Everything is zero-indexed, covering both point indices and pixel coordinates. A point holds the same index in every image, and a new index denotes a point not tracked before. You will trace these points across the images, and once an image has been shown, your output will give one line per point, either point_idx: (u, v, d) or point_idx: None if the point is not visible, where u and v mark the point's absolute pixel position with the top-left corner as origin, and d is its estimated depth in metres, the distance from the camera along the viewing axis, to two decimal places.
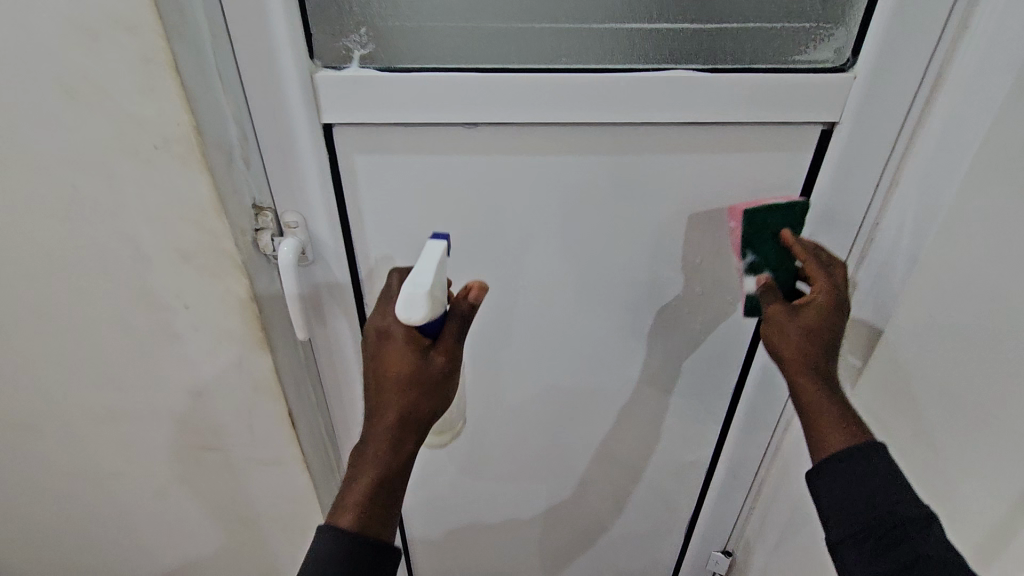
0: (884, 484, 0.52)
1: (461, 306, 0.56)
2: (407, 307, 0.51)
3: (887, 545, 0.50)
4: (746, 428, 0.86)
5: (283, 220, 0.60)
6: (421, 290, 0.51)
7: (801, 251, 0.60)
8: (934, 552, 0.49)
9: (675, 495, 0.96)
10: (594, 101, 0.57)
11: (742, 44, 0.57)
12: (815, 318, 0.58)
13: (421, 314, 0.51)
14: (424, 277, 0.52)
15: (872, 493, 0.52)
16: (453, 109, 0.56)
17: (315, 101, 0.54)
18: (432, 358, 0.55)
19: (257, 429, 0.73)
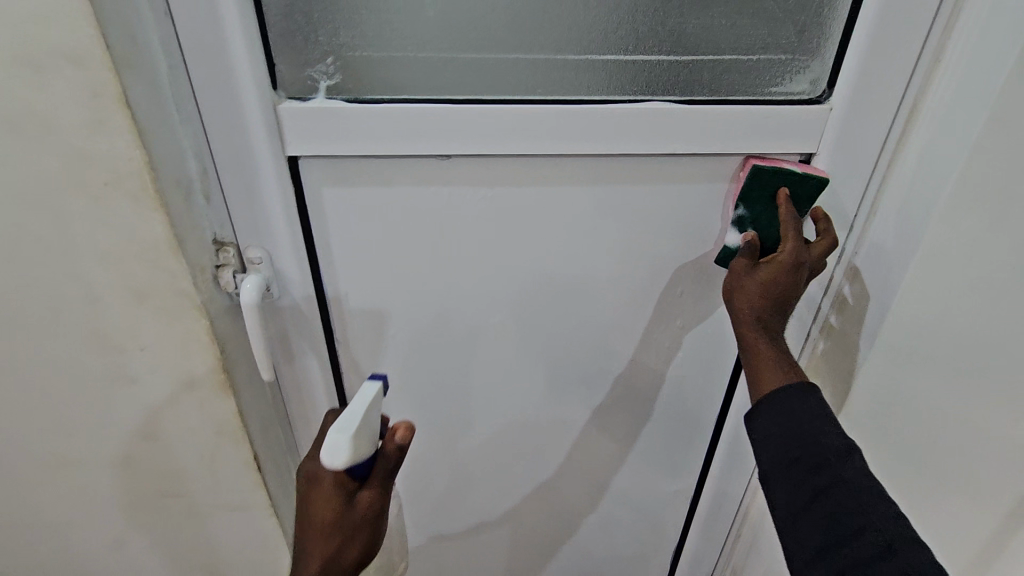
0: (816, 421, 0.53)
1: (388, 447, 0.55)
2: (330, 453, 0.52)
3: (809, 470, 0.51)
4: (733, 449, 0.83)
5: (246, 255, 0.57)
6: (342, 436, 0.52)
7: (784, 211, 0.57)
8: (851, 478, 0.50)
9: (662, 520, 0.93)
10: (570, 132, 0.55)
11: (721, 75, 0.55)
12: (769, 278, 0.57)
13: (340, 460, 0.51)
14: (347, 423, 0.53)
15: (801, 428, 0.53)
16: (423, 141, 0.54)
17: (278, 133, 0.52)
18: (358, 501, 0.55)
19: (221, 474, 0.69)
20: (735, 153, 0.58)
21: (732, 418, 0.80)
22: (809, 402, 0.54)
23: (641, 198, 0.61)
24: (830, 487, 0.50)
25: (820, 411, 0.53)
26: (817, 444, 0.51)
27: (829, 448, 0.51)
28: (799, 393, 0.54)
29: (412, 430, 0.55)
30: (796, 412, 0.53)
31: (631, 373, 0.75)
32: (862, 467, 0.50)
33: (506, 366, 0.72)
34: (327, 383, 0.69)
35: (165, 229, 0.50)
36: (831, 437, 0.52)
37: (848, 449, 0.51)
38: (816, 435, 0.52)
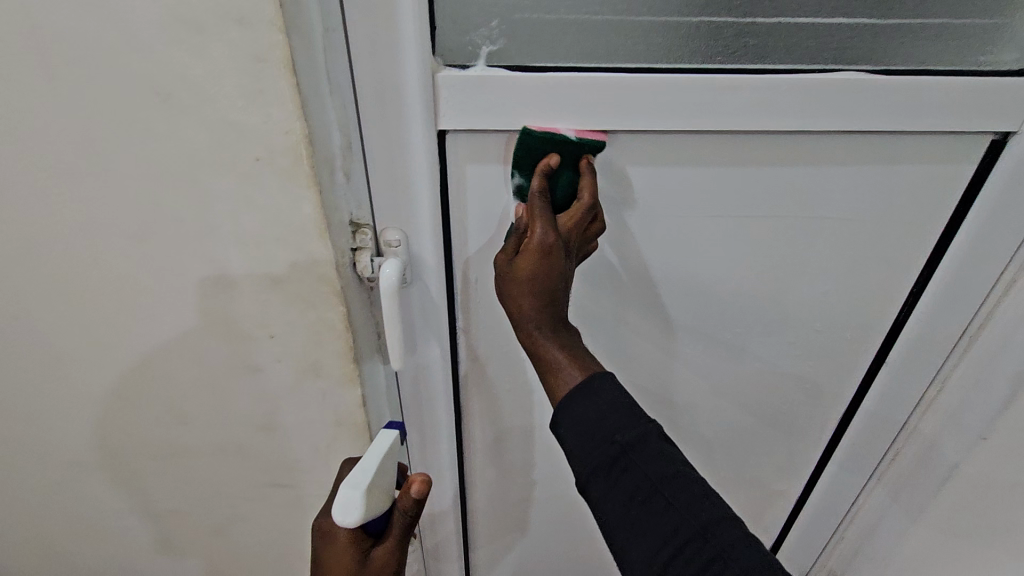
0: (613, 412, 0.46)
1: (404, 502, 0.53)
2: (342, 509, 0.48)
3: (627, 470, 0.45)
4: (868, 430, 0.74)
5: (383, 238, 0.53)
6: (356, 490, 0.48)
7: (538, 186, 0.48)
8: (662, 470, 0.44)
9: (772, 523, 0.88)
10: (749, 108, 0.49)
11: (922, 41, 0.49)
12: (532, 270, 0.48)
13: (354, 516, 0.48)
14: (360, 476, 0.49)
15: (605, 425, 0.46)
16: (587, 116, 0.48)
17: (433, 105, 0.47)
18: (372, 559, 0.54)
19: (333, 466, 0.66)
20: (922, 133, 0.52)
21: (859, 420, 0.74)
22: (601, 399, 0.47)
23: (804, 183, 0.55)
24: (639, 489, 0.44)
25: (620, 401, 0.47)
26: (613, 445, 0.45)
27: (624, 447, 0.45)
28: (585, 392, 0.47)
29: (428, 484, 0.52)
30: (588, 414, 0.46)
31: (756, 372, 0.70)
32: (649, 457, 0.45)
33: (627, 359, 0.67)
34: (446, 374, 0.65)
35: (315, 210, 0.47)
36: (625, 430, 0.45)
37: (638, 440, 0.45)
38: (608, 432, 0.45)
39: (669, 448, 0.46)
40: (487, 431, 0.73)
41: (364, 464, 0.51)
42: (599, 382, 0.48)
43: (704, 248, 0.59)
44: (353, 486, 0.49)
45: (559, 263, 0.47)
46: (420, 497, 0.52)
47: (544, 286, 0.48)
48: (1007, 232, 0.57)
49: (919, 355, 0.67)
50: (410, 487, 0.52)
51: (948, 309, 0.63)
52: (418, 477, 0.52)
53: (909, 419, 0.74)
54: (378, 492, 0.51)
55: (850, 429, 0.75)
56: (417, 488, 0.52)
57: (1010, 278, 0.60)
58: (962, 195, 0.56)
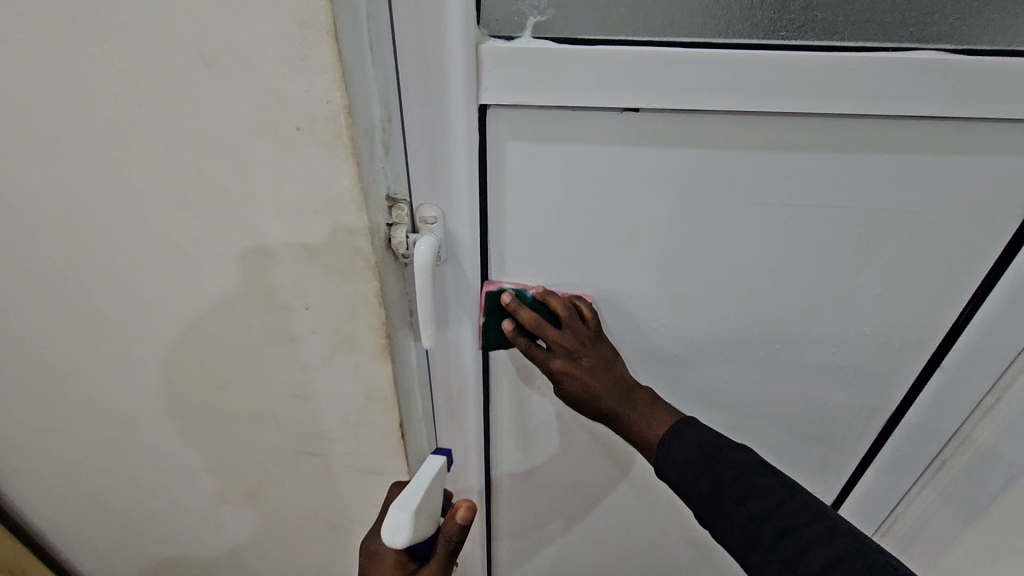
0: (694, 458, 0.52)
1: (450, 527, 0.56)
2: (393, 529, 0.52)
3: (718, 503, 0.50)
4: (929, 413, 0.68)
5: (419, 214, 0.53)
6: (405, 511, 0.52)
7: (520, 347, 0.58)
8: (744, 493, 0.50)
9: None
10: (812, 87, 0.45)
11: (1012, 19, 0.44)
12: (574, 391, 0.57)
13: (403, 538, 0.52)
14: (409, 499, 0.53)
15: (694, 473, 0.52)
16: (635, 94, 0.46)
17: (476, 78, 0.45)
18: None
19: (363, 439, 0.67)
20: (1007, 121, 0.47)
21: (906, 425, 0.70)
22: (673, 456, 0.53)
23: (867, 173, 0.51)
24: (732, 528, 0.50)
25: (693, 452, 0.53)
26: (700, 495, 0.51)
27: (708, 492, 0.51)
28: (663, 454, 0.53)
29: (474, 508, 0.54)
30: (670, 470, 0.53)
31: (798, 372, 0.67)
32: (734, 497, 0.50)
33: (663, 349, 0.65)
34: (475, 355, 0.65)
35: (353, 183, 0.46)
36: (701, 478, 0.51)
37: (714, 483, 0.51)
38: (691, 481, 0.52)
39: (750, 471, 0.51)
40: (516, 417, 0.72)
41: (414, 486, 0.55)
42: (671, 439, 0.53)
43: (752, 238, 0.56)
44: (402, 507, 0.53)
45: (580, 375, 0.56)
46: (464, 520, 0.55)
47: (589, 392, 0.56)
48: None
49: (987, 349, 0.62)
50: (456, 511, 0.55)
51: (1016, 313, 0.59)
52: (462, 502, 0.54)
53: (984, 398, 0.66)
54: (424, 515, 0.55)
55: (908, 412, 0.69)
56: (462, 513, 0.55)
57: None
58: None
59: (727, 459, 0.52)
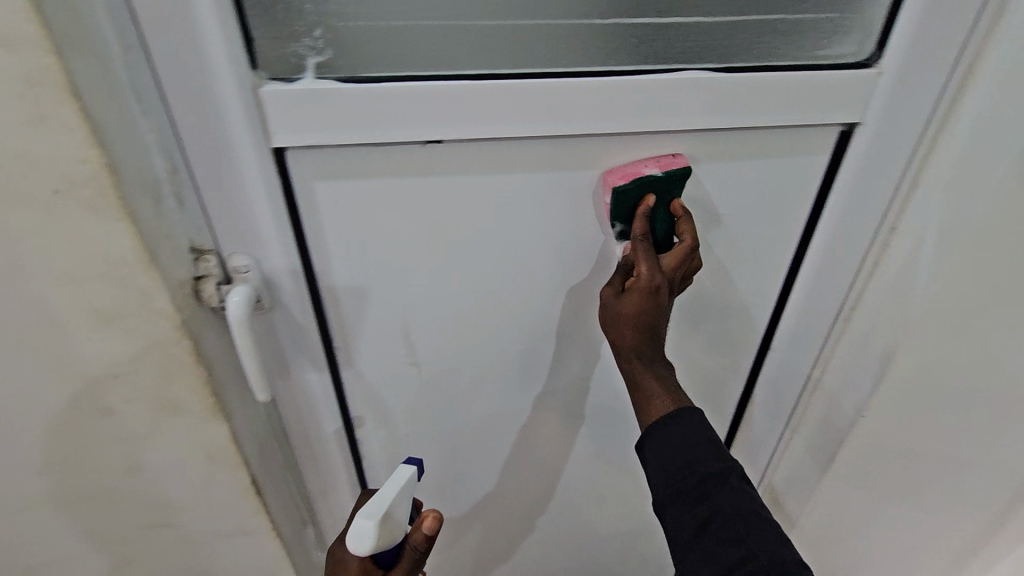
0: (699, 450, 0.54)
1: (415, 536, 0.62)
2: (356, 536, 0.55)
3: (698, 496, 0.53)
4: (772, 391, 0.74)
5: (230, 263, 0.50)
6: (370, 520, 0.56)
7: (639, 228, 0.52)
8: (731, 500, 0.53)
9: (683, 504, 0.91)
10: (597, 110, 0.47)
11: (762, 39, 0.49)
12: (633, 308, 0.53)
13: (366, 545, 0.55)
14: (376, 508, 0.57)
15: (693, 462, 0.54)
16: (430, 127, 0.46)
17: (261, 122, 0.44)
18: None
19: (216, 501, 0.63)
20: (777, 127, 0.52)
21: (750, 414, 0.77)
22: (670, 438, 0.55)
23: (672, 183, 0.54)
24: (712, 517, 0.53)
25: (698, 434, 0.55)
26: (694, 473, 0.54)
27: (706, 476, 0.54)
28: (675, 421, 0.55)
29: (439, 519, 0.61)
30: (675, 440, 0.55)
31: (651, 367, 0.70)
32: (729, 493, 0.53)
33: (520, 363, 0.67)
34: (327, 395, 0.63)
35: (134, 242, 0.43)
36: (706, 463, 0.54)
37: (722, 473, 0.54)
38: (696, 459, 0.54)
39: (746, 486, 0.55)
40: (385, 448, 0.71)
41: (382, 496, 0.59)
42: (687, 414, 0.56)
43: (582, 254, 0.58)
44: (368, 516, 0.56)
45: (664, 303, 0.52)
46: (431, 531, 0.61)
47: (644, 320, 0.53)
48: (866, 211, 0.58)
49: (805, 330, 0.68)
50: (424, 522, 0.61)
51: (819, 303, 0.65)
52: (430, 513, 0.61)
53: (814, 371, 0.72)
54: (392, 524, 0.58)
55: (755, 391, 0.75)
56: (428, 523, 0.61)
57: (873, 258, 0.62)
58: (818, 187, 0.57)
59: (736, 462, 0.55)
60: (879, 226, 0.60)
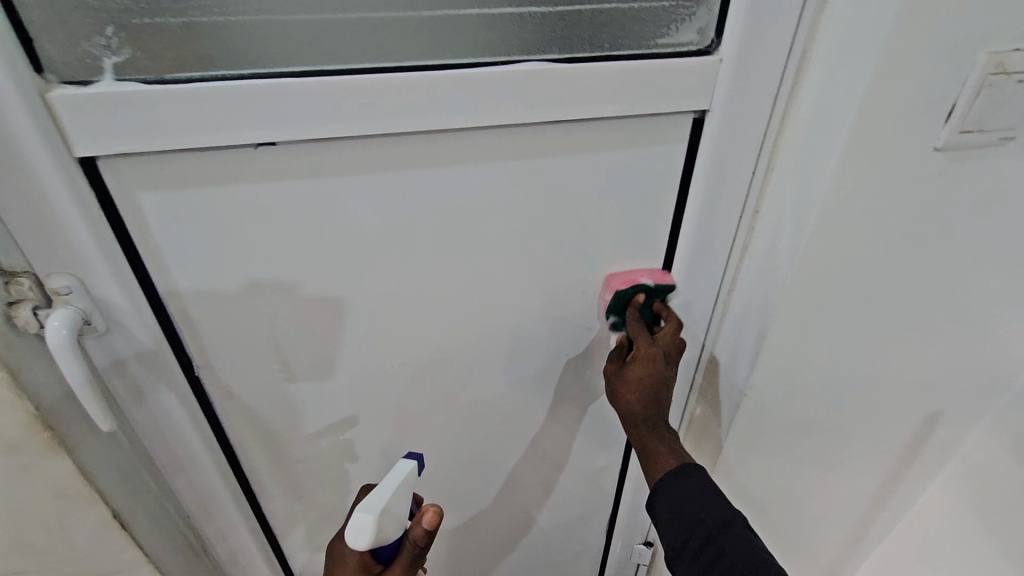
0: (705, 500, 0.60)
1: (415, 531, 0.61)
2: (354, 531, 0.56)
3: (704, 542, 0.59)
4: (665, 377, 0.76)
5: (48, 286, 0.46)
6: (368, 513, 0.57)
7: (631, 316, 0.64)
8: (734, 546, 0.58)
9: (597, 484, 0.94)
10: (438, 104, 0.47)
11: (599, 29, 0.49)
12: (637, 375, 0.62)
13: (364, 538, 0.56)
14: (373, 503, 0.58)
15: (700, 509, 0.60)
16: (259, 128, 0.44)
17: (56, 130, 0.40)
18: None
19: (77, 542, 0.58)
20: (620, 118, 0.53)
21: None
22: (677, 491, 0.61)
23: (526, 179, 0.56)
24: (718, 559, 0.58)
25: (703, 488, 0.61)
26: (702, 521, 0.59)
27: (712, 523, 0.59)
28: (679, 475, 0.61)
29: (439, 514, 0.61)
30: (682, 493, 0.61)
31: (538, 357, 0.72)
32: (733, 538, 0.58)
33: (406, 367, 0.66)
34: (193, 418, 0.59)
35: None
36: (711, 511, 0.59)
37: (723, 519, 0.59)
38: (703, 504, 0.60)
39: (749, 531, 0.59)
40: (274, 466, 0.68)
41: (381, 490, 0.60)
42: (691, 469, 0.62)
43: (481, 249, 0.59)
44: (367, 511, 0.57)
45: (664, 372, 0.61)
46: (431, 526, 0.61)
47: (649, 386, 0.62)
48: (727, 198, 0.59)
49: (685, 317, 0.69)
50: (423, 517, 0.61)
51: (696, 288, 0.66)
52: (430, 508, 0.61)
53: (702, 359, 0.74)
54: (390, 517, 0.59)
55: None
56: (429, 518, 0.61)
57: (741, 243, 0.63)
58: (681, 175, 0.59)
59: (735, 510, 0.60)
60: (745, 210, 0.61)
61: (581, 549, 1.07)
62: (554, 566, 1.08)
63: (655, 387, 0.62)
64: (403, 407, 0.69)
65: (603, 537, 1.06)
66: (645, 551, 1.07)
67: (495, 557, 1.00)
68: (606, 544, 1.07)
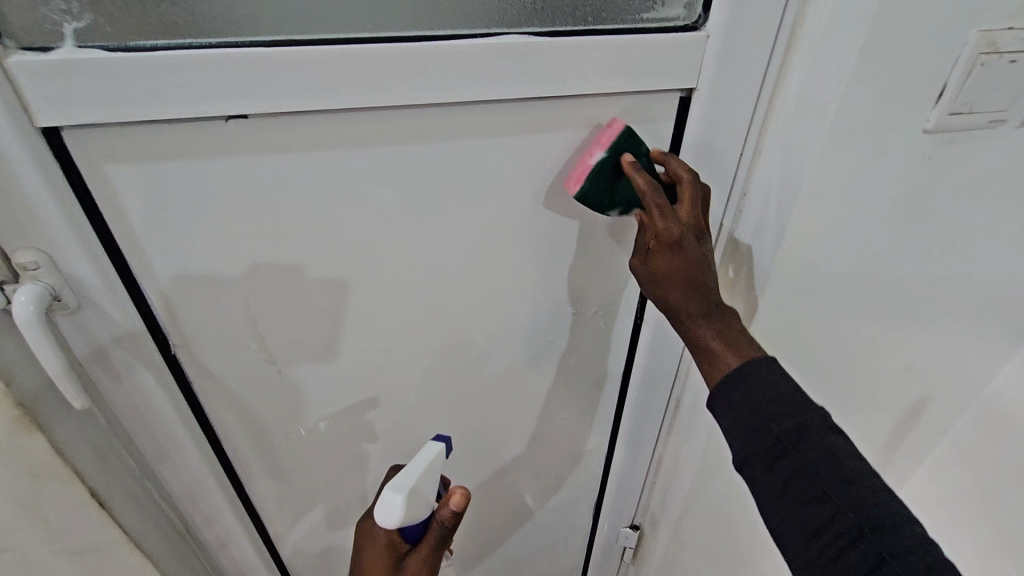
0: (773, 398, 0.50)
1: (443, 512, 0.59)
2: (384, 511, 0.56)
3: (776, 458, 0.49)
4: (650, 369, 0.79)
5: (15, 261, 0.45)
6: (396, 492, 0.57)
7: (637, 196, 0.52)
8: (817, 451, 0.47)
9: (584, 466, 0.95)
10: (414, 78, 0.46)
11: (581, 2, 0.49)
12: (663, 266, 0.54)
13: (394, 518, 0.56)
14: (402, 484, 0.58)
15: (767, 416, 0.49)
16: (227, 101, 0.43)
17: (15, 99, 0.39)
18: (405, 565, 0.61)
19: (55, 520, 0.58)
20: (604, 94, 0.52)
21: (634, 388, 0.82)
22: (733, 387, 0.51)
23: (509, 156, 0.55)
24: (792, 478, 0.48)
25: (776, 386, 0.50)
26: (770, 433, 0.49)
27: (783, 435, 0.48)
28: (737, 381, 0.51)
29: (467, 496, 0.59)
30: (746, 395, 0.50)
31: (522, 337, 0.72)
32: (816, 448, 0.48)
33: (388, 347, 0.65)
34: (170, 398, 0.59)
35: None
36: (782, 422, 0.49)
37: (798, 428, 0.48)
38: (772, 411, 0.49)
39: (835, 437, 0.49)
40: (256, 446, 0.68)
41: (409, 471, 0.60)
42: (755, 367, 0.51)
43: (463, 227, 0.58)
44: (395, 490, 0.57)
45: (692, 252, 0.53)
46: (460, 507, 0.59)
47: (696, 287, 0.53)
48: (714, 180, 0.58)
49: None
50: (451, 499, 0.59)
51: None
52: (457, 490, 0.59)
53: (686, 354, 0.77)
54: (417, 499, 0.58)
55: (635, 367, 0.80)
56: (456, 500, 0.59)
57: (729, 228, 0.62)
58: (666, 157, 0.59)
59: (815, 414, 0.49)
60: (731, 194, 0.60)
61: (569, 529, 1.08)
62: (543, 545, 1.09)
63: (693, 272, 0.53)
64: (386, 388, 0.69)
65: (590, 518, 1.07)
66: (632, 534, 1.08)
67: (483, 536, 1.02)
68: (593, 525, 1.09)
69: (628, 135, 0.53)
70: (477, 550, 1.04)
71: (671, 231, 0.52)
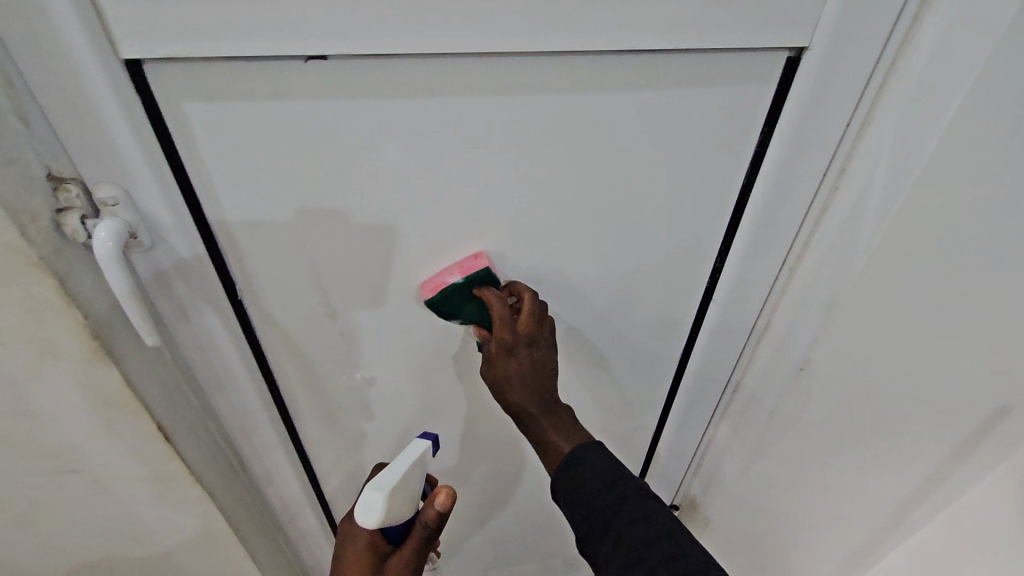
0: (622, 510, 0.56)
1: (428, 513, 0.62)
2: (365, 508, 0.57)
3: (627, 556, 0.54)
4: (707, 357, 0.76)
5: (96, 196, 0.46)
6: (379, 491, 0.58)
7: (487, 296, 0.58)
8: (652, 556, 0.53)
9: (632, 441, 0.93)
10: (505, 21, 0.43)
11: None
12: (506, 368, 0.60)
13: (374, 515, 0.57)
14: (385, 481, 0.59)
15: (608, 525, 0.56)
16: (310, 39, 0.41)
17: (103, 28, 0.38)
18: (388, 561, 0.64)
19: (123, 448, 0.61)
20: (704, 50, 0.48)
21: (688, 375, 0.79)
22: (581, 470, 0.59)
23: (594, 114, 0.51)
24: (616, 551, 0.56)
25: (603, 464, 0.60)
26: (593, 497, 0.58)
27: (606, 501, 0.57)
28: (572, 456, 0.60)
29: (451, 495, 0.61)
30: (577, 477, 0.59)
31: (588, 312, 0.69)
32: (633, 509, 0.57)
33: None
34: (232, 339, 0.60)
35: None
36: (603, 494, 0.57)
37: (618, 495, 0.57)
38: (594, 491, 0.58)
39: (652, 502, 0.58)
40: (313, 396, 0.69)
41: (391, 470, 0.61)
42: (587, 448, 0.61)
43: (541, 190, 0.55)
44: (377, 488, 0.58)
45: (525, 357, 0.60)
46: (443, 506, 0.61)
47: (526, 383, 0.61)
48: (812, 152, 0.55)
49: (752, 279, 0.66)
50: (437, 498, 0.62)
51: (760, 249, 0.63)
52: (443, 489, 0.61)
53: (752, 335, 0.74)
54: (399, 497, 0.60)
55: (691, 356, 0.76)
56: (441, 500, 0.61)
57: (821, 204, 0.59)
58: (762, 127, 0.54)
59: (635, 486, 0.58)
60: (830, 167, 0.56)
61: None
62: None
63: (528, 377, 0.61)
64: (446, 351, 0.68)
65: None
66: None
67: (523, 504, 1.02)
68: None
69: (484, 277, 0.58)
70: (516, 516, 1.05)
71: (518, 331, 0.58)
